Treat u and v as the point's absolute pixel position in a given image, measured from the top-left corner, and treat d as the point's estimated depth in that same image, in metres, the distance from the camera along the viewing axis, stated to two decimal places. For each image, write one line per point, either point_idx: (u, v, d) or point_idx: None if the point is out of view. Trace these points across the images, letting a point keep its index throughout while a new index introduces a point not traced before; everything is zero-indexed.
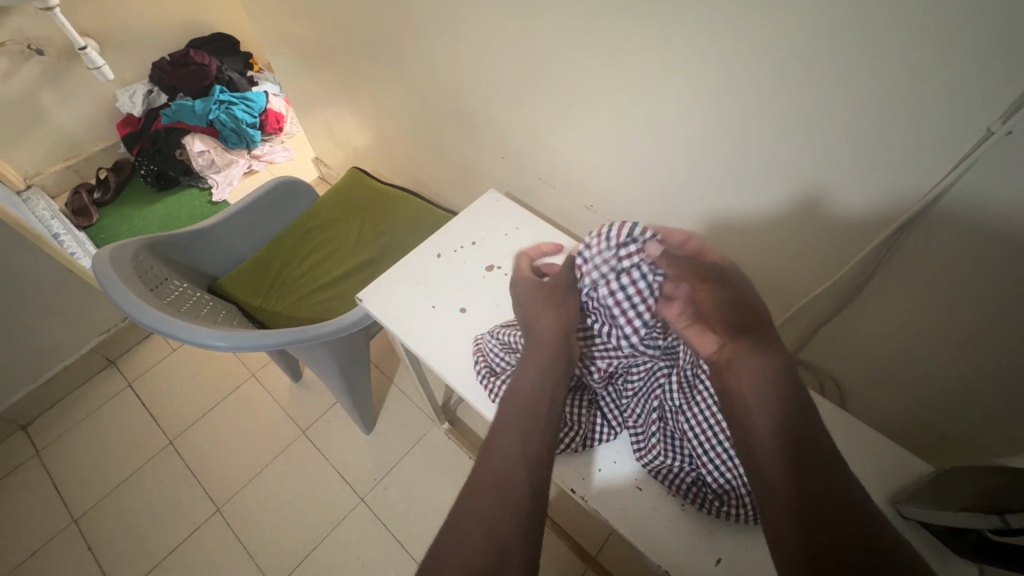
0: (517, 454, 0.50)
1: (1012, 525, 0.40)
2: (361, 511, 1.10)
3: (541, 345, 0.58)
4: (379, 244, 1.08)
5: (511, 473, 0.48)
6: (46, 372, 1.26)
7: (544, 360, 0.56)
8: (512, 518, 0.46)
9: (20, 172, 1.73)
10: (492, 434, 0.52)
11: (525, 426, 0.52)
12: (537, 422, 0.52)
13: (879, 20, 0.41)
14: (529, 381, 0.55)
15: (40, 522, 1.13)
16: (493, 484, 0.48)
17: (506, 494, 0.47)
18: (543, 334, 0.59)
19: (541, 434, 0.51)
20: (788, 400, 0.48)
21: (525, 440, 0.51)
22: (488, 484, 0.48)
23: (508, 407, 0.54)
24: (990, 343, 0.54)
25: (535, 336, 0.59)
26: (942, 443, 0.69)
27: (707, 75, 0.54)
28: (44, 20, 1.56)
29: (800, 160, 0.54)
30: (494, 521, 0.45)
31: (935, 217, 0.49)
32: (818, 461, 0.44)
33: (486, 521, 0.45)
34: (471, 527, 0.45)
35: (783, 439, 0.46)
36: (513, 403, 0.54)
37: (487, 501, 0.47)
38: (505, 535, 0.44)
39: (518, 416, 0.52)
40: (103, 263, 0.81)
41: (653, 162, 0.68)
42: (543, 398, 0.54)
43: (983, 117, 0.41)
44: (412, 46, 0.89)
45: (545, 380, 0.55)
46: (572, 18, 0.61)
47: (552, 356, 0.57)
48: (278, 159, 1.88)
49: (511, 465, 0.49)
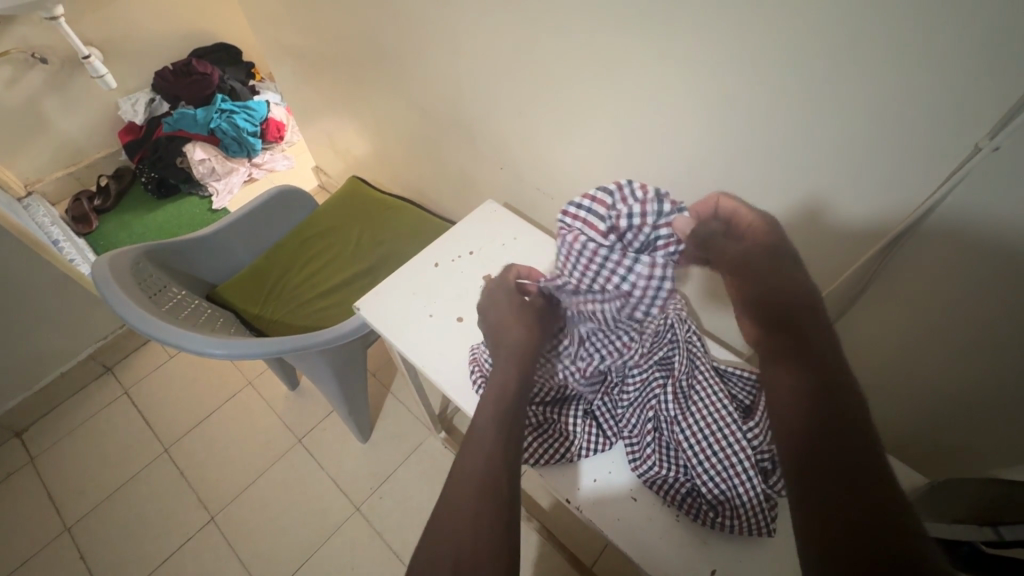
0: (489, 458, 0.46)
1: (1005, 539, 0.41)
2: (357, 520, 1.09)
3: (514, 348, 0.56)
4: (377, 253, 1.08)
5: (485, 477, 0.45)
6: (42, 379, 1.26)
7: (519, 367, 0.54)
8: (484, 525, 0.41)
9: (21, 179, 1.74)
10: (468, 437, 0.49)
11: (499, 431, 0.48)
12: (509, 431, 0.49)
13: (873, 33, 0.41)
14: (502, 384, 0.53)
15: (31, 531, 1.12)
16: (467, 486, 0.44)
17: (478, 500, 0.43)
18: (512, 334, 0.58)
19: (509, 439, 0.48)
20: (812, 395, 0.39)
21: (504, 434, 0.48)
22: (462, 489, 0.44)
23: (483, 407, 0.51)
24: (986, 356, 0.55)
25: (510, 337, 0.58)
26: (938, 455, 0.69)
27: (704, 90, 0.55)
28: (48, 29, 1.58)
29: (793, 177, 0.55)
30: (466, 529, 0.41)
31: (924, 232, 0.50)
32: (849, 433, 0.36)
33: (455, 529, 0.42)
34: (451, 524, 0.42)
35: (813, 437, 0.37)
36: (486, 405, 0.51)
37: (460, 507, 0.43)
38: (475, 541, 0.40)
39: (494, 420, 0.49)
40: (101, 270, 0.81)
41: (649, 173, 0.69)
42: (517, 403, 0.51)
43: (971, 133, 0.42)
44: (411, 59, 0.90)
45: (519, 383, 0.53)
46: (570, 31, 0.62)
47: (518, 353, 0.56)
48: (279, 167, 1.89)
49: (488, 459, 0.46)
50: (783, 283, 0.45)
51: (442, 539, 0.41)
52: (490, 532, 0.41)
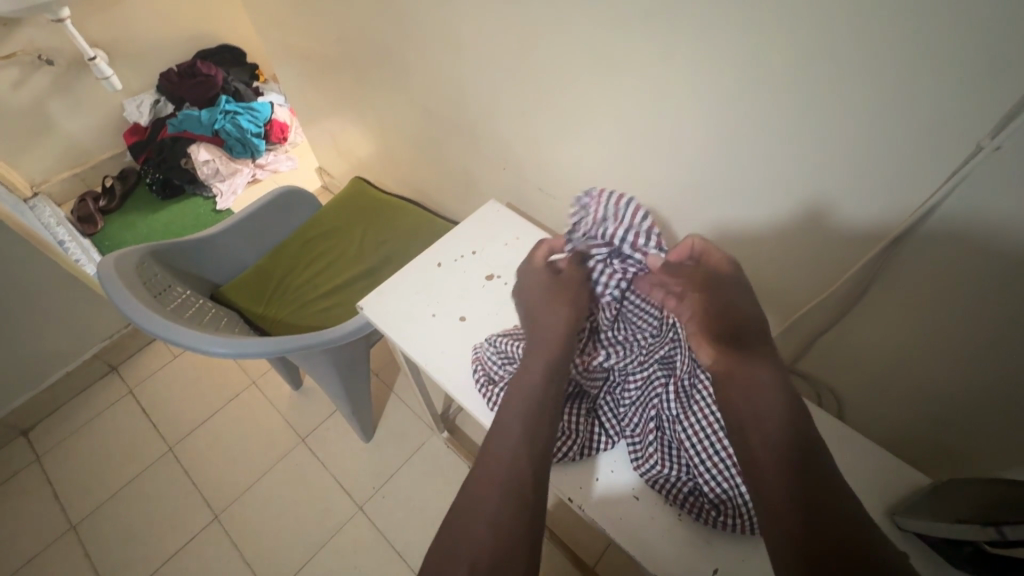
0: (519, 450, 0.51)
1: (1008, 538, 0.40)
2: (360, 520, 1.10)
3: (545, 339, 0.59)
4: (380, 254, 1.09)
5: (518, 468, 0.50)
6: (48, 378, 1.27)
7: (550, 355, 0.57)
8: (518, 513, 0.47)
9: (27, 180, 1.75)
10: (492, 432, 0.53)
11: (531, 421, 0.53)
12: (540, 422, 0.53)
13: (875, 29, 0.41)
14: (533, 374, 0.56)
15: (37, 529, 1.13)
16: (493, 486, 0.49)
17: (509, 489, 0.49)
18: (550, 327, 0.59)
19: (536, 435, 0.52)
20: (779, 403, 0.49)
21: (530, 437, 0.51)
22: (491, 478, 0.49)
23: (514, 405, 0.54)
24: (990, 356, 0.54)
25: (541, 328, 0.60)
26: (942, 456, 0.69)
27: (705, 93, 0.55)
28: (55, 31, 1.59)
29: (797, 176, 0.55)
30: (500, 515, 0.47)
31: (927, 231, 0.50)
32: (813, 463, 0.46)
33: (490, 518, 0.47)
34: (478, 522, 0.47)
35: (779, 451, 0.47)
36: (518, 397, 0.54)
37: (490, 497, 0.48)
38: (509, 526, 0.47)
39: (526, 412, 0.53)
40: (107, 270, 0.82)
41: (651, 173, 0.69)
42: (548, 392, 0.55)
43: (972, 134, 0.42)
44: (414, 60, 0.91)
45: (544, 377, 0.56)
46: (572, 32, 0.62)
47: (559, 348, 0.58)
48: (282, 168, 1.90)
49: (519, 462, 0.50)
50: (726, 302, 0.54)
51: (477, 527, 0.47)
52: (523, 519, 0.47)
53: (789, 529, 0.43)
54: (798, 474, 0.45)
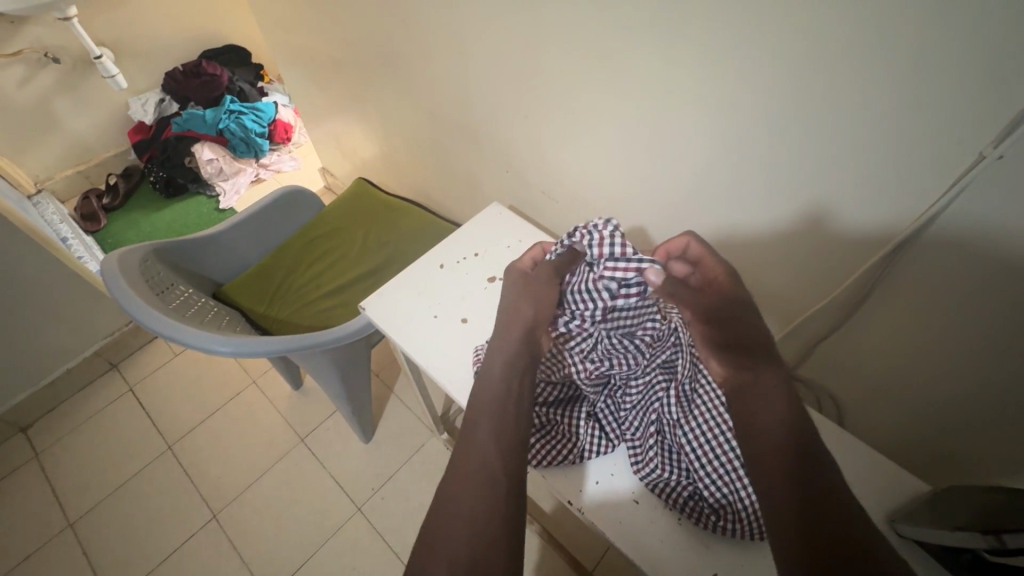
0: (491, 446, 0.50)
1: (1008, 545, 0.41)
2: (358, 520, 1.10)
3: (512, 338, 0.59)
4: (383, 254, 1.09)
5: (488, 467, 0.48)
6: (48, 375, 1.27)
7: (512, 356, 0.57)
8: (494, 508, 0.46)
9: (30, 177, 1.76)
10: (465, 431, 0.52)
11: (500, 417, 0.52)
12: (506, 415, 0.52)
13: (878, 31, 0.41)
14: (498, 372, 0.56)
15: (37, 525, 1.13)
16: (469, 477, 0.48)
17: (484, 483, 0.47)
18: (514, 324, 0.60)
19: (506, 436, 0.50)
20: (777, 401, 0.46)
21: (497, 436, 0.50)
22: (467, 474, 0.48)
23: (479, 405, 0.54)
24: (990, 365, 0.55)
25: (507, 327, 0.60)
26: (943, 463, 0.68)
27: (710, 97, 0.55)
28: (61, 29, 1.60)
29: (800, 184, 0.55)
30: (477, 510, 0.45)
31: (927, 241, 0.51)
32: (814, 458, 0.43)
33: (465, 516, 0.45)
34: (459, 517, 0.45)
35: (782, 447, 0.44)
36: (483, 396, 0.54)
37: (465, 495, 0.47)
38: (484, 524, 0.44)
39: (490, 418, 0.52)
40: (111, 267, 0.82)
41: (654, 180, 0.70)
42: (509, 395, 0.54)
43: (975, 142, 0.42)
44: (419, 64, 0.92)
45: (501, 377, 0.55)
46: (576, 36, 0.63)
47: (519, 347, 0.58)
48: (286, 168, 1.91)
49: (489, 459, 0.49)
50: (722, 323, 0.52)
51: (452, 527, 0.44)
52: (500, 514, 0.45)
53: (800, 524, 0.39)
54: (800, 470, 0.43)
